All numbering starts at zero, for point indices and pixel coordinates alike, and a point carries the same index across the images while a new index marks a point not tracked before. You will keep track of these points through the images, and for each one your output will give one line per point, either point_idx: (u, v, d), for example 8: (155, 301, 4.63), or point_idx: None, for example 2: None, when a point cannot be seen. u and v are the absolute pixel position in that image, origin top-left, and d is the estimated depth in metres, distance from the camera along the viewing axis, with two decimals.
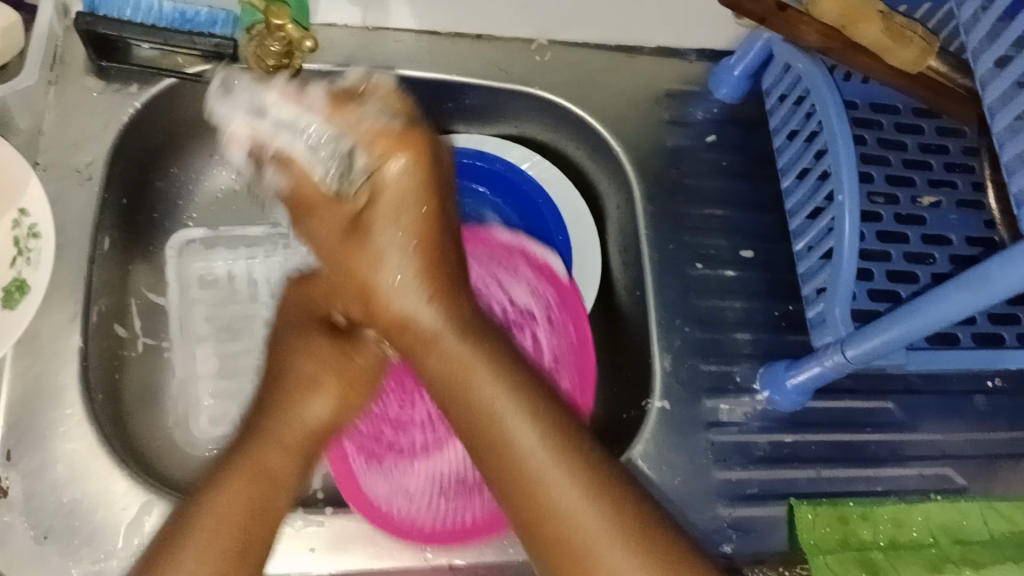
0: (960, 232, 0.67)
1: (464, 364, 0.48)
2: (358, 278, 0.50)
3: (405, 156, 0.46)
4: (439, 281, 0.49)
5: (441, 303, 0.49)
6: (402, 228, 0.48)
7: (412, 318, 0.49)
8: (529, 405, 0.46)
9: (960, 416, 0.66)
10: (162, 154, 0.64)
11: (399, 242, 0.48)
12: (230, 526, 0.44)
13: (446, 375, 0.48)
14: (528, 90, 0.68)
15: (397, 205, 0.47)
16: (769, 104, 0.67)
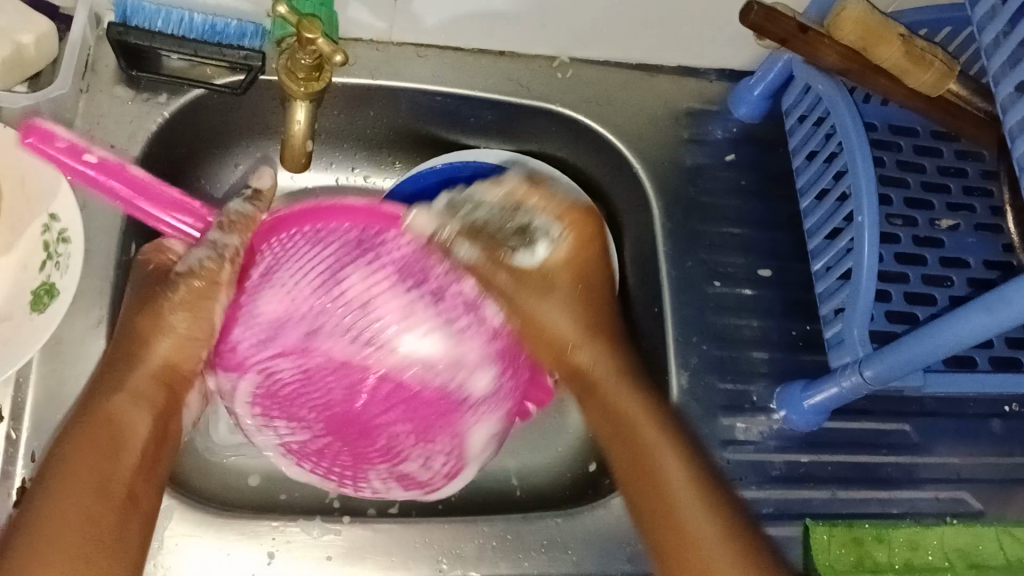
0: (978, 256, 0.67)
1: (630, 413, 0.59)
2: (537, 325, 0.61)
3: (570, 233, 0.62)
4: (598, 327, 0.63)
5: (602, 344, 0.62)
6: (558, 284, 0.63)
7: (591, 373, 0.62)
8: (678, 447, 0.57)
9: (977, 440, 0.65)
10: (187, 165, 0.66)
11: (569, 293, 0.63)
12: (86, 471, 0.48)
13: (624, 436, 0.59)
14: (548, 106, 0.68)
15: (554, 270, 0.62)
16: (788, 124, 0.67)
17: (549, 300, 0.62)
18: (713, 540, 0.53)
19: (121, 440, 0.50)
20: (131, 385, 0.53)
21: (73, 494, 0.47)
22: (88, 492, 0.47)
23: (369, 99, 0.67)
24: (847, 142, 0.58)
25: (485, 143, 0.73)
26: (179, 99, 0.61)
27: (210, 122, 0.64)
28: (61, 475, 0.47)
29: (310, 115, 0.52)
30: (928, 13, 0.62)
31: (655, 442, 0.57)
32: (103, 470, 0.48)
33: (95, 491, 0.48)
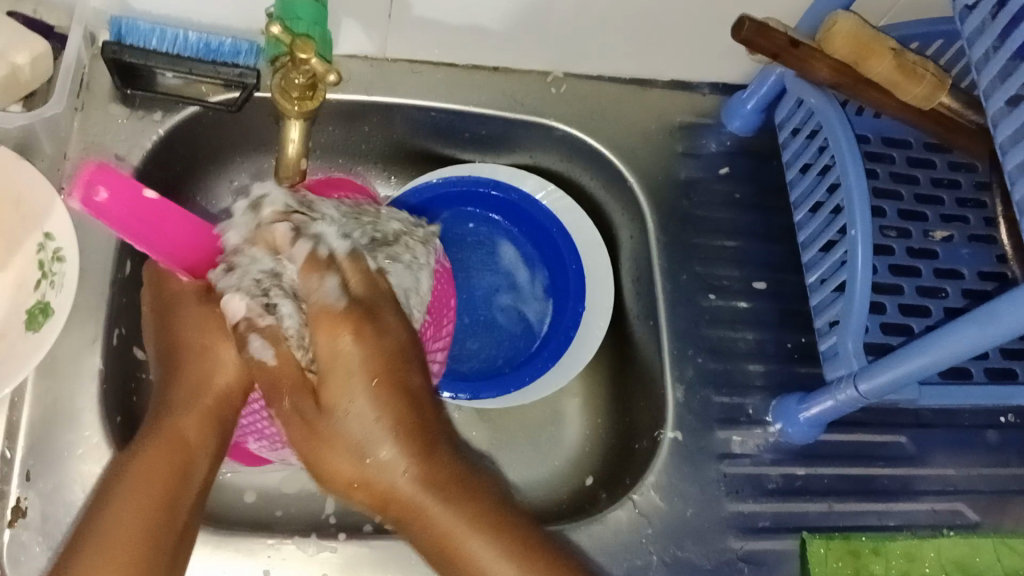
0: (972, 267, 0.68)
1: (454, 535, 0.49)
2: (335, 470, 0.47)
3: (349, 335, 0.46)
4: (417, 438, 0.48)
5: (404, 446, 0.47)
6: (365, 403, 0.46)
7: (394, 486, 0.48)
8: (498, 534, 0.50)
9: (973, 451, 0.65)
10: (183, 181, 0.66)
11: (366, 415, 0.46)
12: (144, 502, 0.47)
13: (431, 545, 0.50)
14: (542, 121, 0.69)
15: (350, 368, 0.46)
16: (781, 137, 0.68)
17: (355, 447, 0.46)
18: None
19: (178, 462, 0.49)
20: (200, 404, 0.51)
21: (131, 518, 0.47)
22: (141, 520, 0.47)
23: (363, 115, 0.67)
24: (840, 155, 0.58)
25: (479, 157, 0.74)
26: (175, 116, 0.61)
27: (205, 138, 0.64)
28: (123, 501, 0.47)
29: (304, 133, 0.52)
30: (918, 27, 0.62)
31: (444, 521, 0.49)
32: (163, 497, 0.48)
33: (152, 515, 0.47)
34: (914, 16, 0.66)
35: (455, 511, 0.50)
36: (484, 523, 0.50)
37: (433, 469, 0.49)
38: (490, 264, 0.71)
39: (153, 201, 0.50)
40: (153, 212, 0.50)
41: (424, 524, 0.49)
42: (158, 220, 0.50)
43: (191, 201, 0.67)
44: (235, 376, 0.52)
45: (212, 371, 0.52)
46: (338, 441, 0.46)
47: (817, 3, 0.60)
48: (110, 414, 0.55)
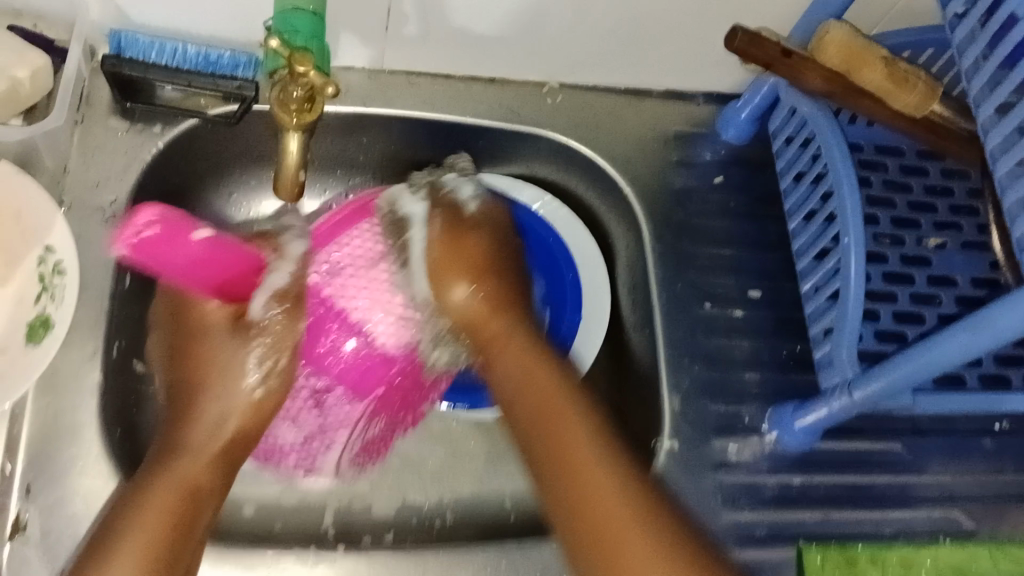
0: (966, 273, 0.68)
1: (553, 394, 0.56)
2: (435, 294, 0.60)
3: (469, 286, 0.60)
4: (495, 296, 0.60)
5: (483, 294, 0.59)
6: (480, 294, 0.60)
7: (466, 305, 0.59)
8: (608, 450, 0.53)
9: (968, 457, 0.66)
10: (182, 193, 0.66)
11: (509, 329, 0.59)
12: (160, 529, 0.46)
13: (518, 387, 0.57)
14: (539, 131, 0.69)
15: (473, 301, 0.59)
16: (775, 147, 0.68)
17: (450, 282, 0.60)
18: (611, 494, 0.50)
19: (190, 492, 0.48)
20: (210, 449, 0.51)
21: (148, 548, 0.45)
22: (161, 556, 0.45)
23: (362, 126, 0.68)
24: (832, 164, 0.59)
25: (477, 168, 0.74)
26: (174, 129, 0.62)
27: (203, 151, 0.65)
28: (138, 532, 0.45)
29: (303, 145, 0.52)
30: (909, 36, 0.63)
31: (572, 437, 0.53)
32: (180, 536, 0.46)
33: (172, 545, 0.46)
34: (905, 25, 0.67)
35: (600, 451, 0.53)
36: (614, 459, 0.52)
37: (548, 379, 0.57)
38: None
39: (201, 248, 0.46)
40: (198, 260, 0.46)
41: (530, 413, 0.56)
42: (208, 260, 0.47)
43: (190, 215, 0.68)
44: (250, 407, 0.53)
45: (230, 404, 0.52)
46: (495, 364, 0.59)
47: (808, 15, 0.61)
48: (110, 427, 0.55)
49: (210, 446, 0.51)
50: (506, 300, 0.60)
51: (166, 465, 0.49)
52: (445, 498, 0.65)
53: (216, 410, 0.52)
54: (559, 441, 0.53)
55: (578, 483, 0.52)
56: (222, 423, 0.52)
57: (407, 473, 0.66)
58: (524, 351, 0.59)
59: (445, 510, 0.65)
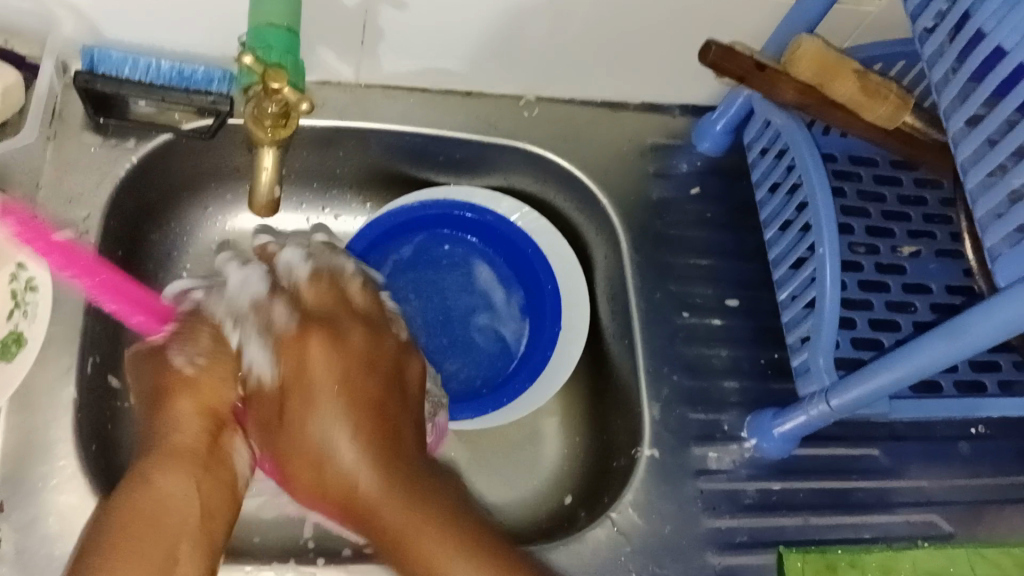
0: (940, 281, 0.69)
1: (402, 535, 0.49)
2: (299, 388, 0.52)
3: (316, 348, 0.53)
4: (377, 436, 0.51)
5: (363, 440, 0.51)
6: (341, 421, 0.51)
7: (333, 454, 0.50)
8: (452, 542, 0.49)
9: (945, 463, 0.66)
10: (157, 208, 0.66)
11: (337, 420, 0.51)
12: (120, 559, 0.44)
13: (389, 537, 0.49)
14: (517, 144, 0.69)
15: (308, 394, 0.52)
16: (751, 157, 0.69)
17: (330, 435, 0.50)
18: None
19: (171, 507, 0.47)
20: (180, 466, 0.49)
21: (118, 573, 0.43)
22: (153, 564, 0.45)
23: (339, 140, 0.68)
24: (807, 175, 0.59)
25: (455, 180, 0.74)
26: (148, 144, 0.61)
27: (177, 166, 0.64)
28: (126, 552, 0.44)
29: (277, 160, 0.48)
30: (881, 48, 0.63)
31: (433, 549, 0.48)
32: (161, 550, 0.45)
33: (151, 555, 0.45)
34: (877, 37, 0.67)
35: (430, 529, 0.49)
36: (461, 543, 0.49)
37: (394, 475, 0.50)
38: (467, 286, 0.72)
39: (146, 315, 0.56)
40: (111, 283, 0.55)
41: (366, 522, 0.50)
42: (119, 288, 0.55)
43: (166, 229, 0.67)
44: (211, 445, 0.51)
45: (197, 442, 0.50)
46: (305, 449, 0.51)
47: (782, 27, 0.61)
48: (84, 444, 0.54)
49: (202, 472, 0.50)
50: (375, 436, 0.51)
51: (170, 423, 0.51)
52: None
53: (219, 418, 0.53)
54: (411, 552, 0.49)
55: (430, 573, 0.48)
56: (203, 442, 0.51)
57: None
58: (410, 496, 0.50)
59: None
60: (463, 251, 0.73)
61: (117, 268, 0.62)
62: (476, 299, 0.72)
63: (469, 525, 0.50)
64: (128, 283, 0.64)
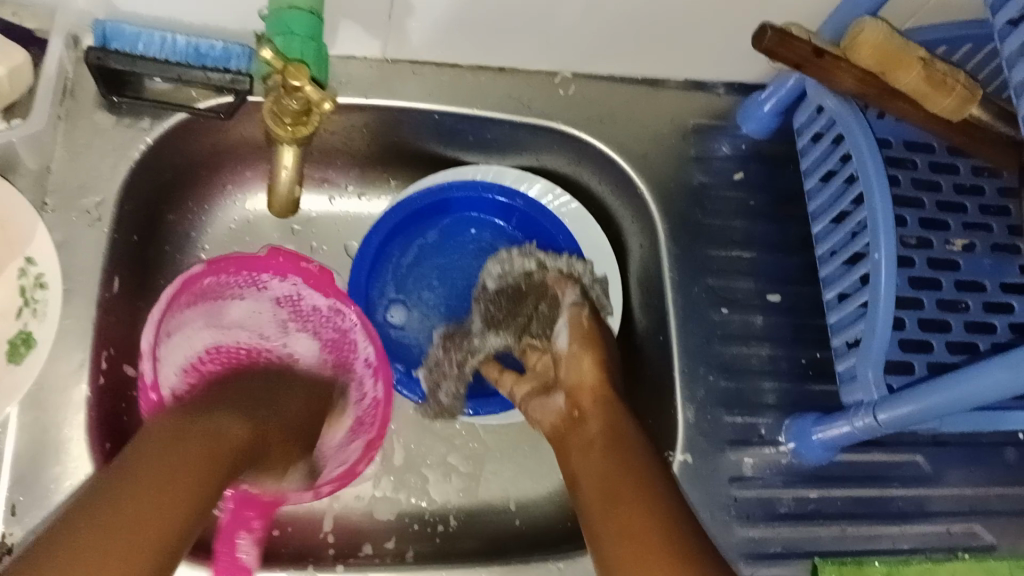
0: (994, 278, 0.65)
1: (625, 465, 0.48)
2: (591, 342, 0.58)
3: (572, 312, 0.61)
4: (594, 346, 0.58)
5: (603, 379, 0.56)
6: (584, 353, 0.58)
7: (583, 377, 0.56)
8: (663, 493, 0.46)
9: (990, 470, 0.64)
10: (175, 187, 0.63)
11: (575, 351, 0.58)
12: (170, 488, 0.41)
13: (607, 482, 0.48)
14: (553, 125, 0.65)
15: (584, 336, 0.59)
16: (800, 144, 0.65)
17: (575, 358, 0.58)
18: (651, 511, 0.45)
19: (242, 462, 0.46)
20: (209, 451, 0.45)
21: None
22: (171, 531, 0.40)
23: (363, 119, 0.64)
24: (864, 172, 0.55)
25: (485, 159, 0.71)
26: (163, 124, 0.58)
27: (194, 145, 0.61)
28: (98, 524, 0.38)
29: (298, 160, 0.45)
30: (948, 31, 0.58)
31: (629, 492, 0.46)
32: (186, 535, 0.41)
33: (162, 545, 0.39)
34: (943, 17, 0.62)
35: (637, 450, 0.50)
36: (630, 479, 0.47)
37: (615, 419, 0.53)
38: None
39: (314, 273, 0.63)
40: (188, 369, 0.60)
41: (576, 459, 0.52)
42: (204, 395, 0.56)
43: (183, 209, 0.65)
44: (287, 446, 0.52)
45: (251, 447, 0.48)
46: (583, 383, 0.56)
47: (841, 9, 0.57)
48: (98, 444, 0.52)
49: (252, 425, 0.49)
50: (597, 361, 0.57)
51: (210, 425, 0.46)
52: (450, 501, 0.64)
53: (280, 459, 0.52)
54: (608, 486, 0.48)
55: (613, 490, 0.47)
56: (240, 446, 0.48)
57: (410, 476, 0.65)
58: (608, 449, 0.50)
59: (449, 515, 0.64)
60: (491, 236, 0.70)
61: (132, 254, 0.59)
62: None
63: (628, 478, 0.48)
64: (145, 268, 0.62)
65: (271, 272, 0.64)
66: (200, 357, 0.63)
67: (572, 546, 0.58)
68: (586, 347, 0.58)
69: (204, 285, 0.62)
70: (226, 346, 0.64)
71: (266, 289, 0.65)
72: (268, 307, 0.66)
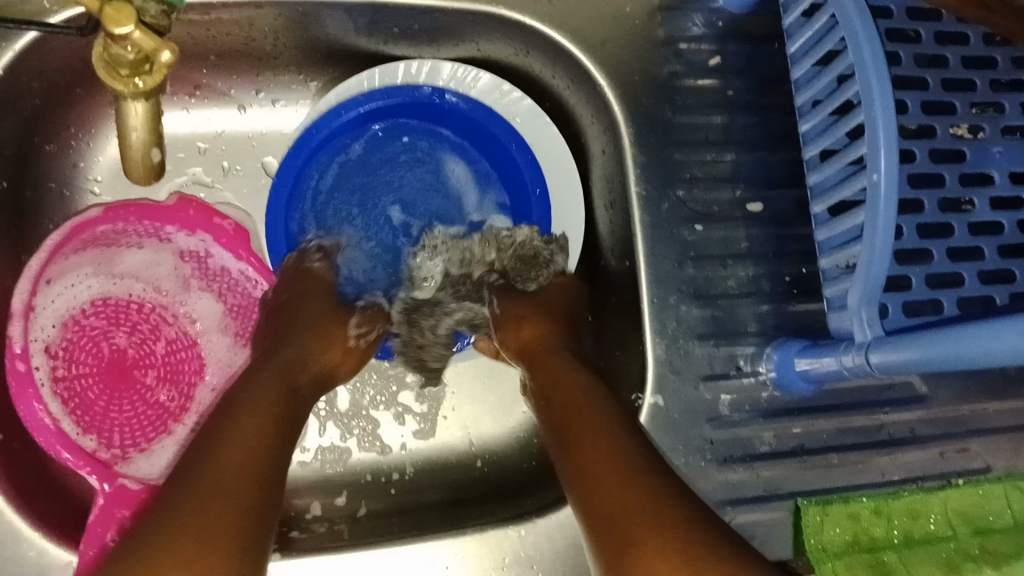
0: (1005, 170, 0.57)
1: (596, 421, 0.45)
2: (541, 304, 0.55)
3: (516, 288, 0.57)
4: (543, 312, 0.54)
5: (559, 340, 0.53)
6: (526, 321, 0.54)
7: (541, 339, 0.53)
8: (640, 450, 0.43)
9: (990, 384, 0.58)
10: (46, 116, 0.52)
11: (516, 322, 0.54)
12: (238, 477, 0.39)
13: (583, 444, 0.44)
14: (494, 11, 0.55)
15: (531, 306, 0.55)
16: (787, 22, 0.55)
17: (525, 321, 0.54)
18: (631, 465, 0.41)
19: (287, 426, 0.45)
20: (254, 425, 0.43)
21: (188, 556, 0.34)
22: (252, 480, 0.39)
23: (262, 17, 0.53)
24: (861, 71, 0.46)
25: (418, 52, 0.60)
26: (12, 47, 0.47)
27: (59, 66, 0.50)
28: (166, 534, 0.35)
29: (149, 116, 0.37)
30: None
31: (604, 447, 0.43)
32: (275, 480, 0.41)
33: (254, 498, 0.38)
34: None
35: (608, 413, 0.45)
36: (603, 436, 0.44)
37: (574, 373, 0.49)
38: (434, 184, 0.62)
39: (229, 231, 0.56)
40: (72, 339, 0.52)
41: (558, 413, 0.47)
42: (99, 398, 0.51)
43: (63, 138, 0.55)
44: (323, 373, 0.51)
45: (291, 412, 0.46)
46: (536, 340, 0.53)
47: None
48: None
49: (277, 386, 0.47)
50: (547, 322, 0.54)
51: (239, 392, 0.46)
52: (404, 448, 0.59)
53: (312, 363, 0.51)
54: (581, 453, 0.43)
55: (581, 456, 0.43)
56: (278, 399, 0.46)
57: (357, 422, 0.59)
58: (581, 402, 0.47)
59: (405, 464, 0.59)
60: (428, 143, 0.62)
61: None
62: (439, 205, 0.62)
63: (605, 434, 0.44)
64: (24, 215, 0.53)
65: (178, 224, 0.56)
66: (83, 310, 0.53)
67: (532, 503, 0.53)
68: (527, 314, 0.54)
69: (99, 232, 0.53)
70: (114, 300, 0.54)
71: (169, 241, 0.56)
72: (170, 260, 0.56)
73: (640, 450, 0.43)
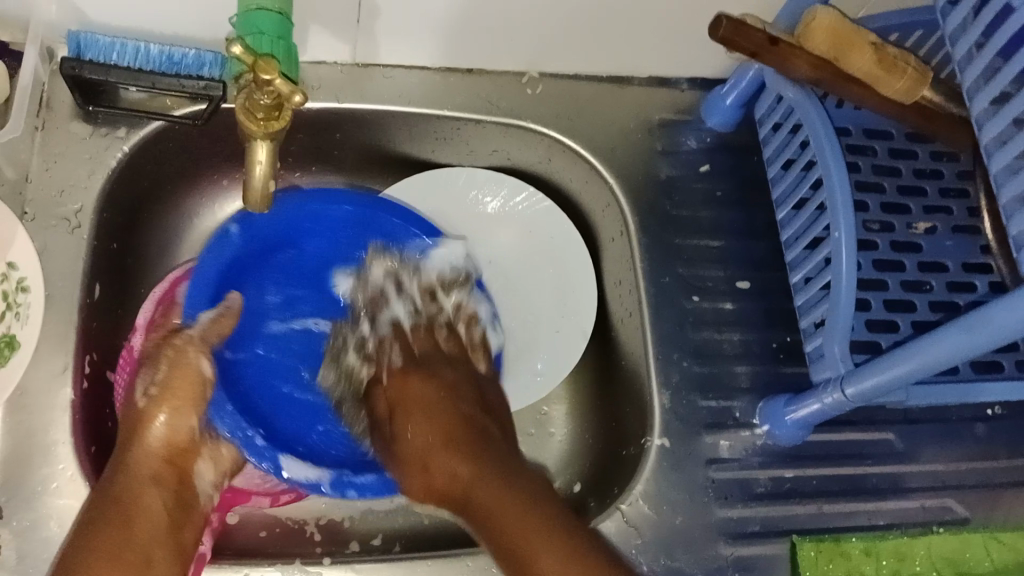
0: (956, 258, 0.67)
1: (522, 528, 0.51)
2: (421, 404, 0.63)
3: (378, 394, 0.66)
4: (451, 431, 0.60)
5: (450, 439, 0.59)
6: (426, 429, 0.60)
7: (424, 443, 0.59)
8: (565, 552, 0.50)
9: (962, 445, 0.65)
10: (153, 195, 0.63)
11: (419, 426, 0.61)
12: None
13: (507, 541, 0.51)
14: (524, 124, 0.67)
15: (422, 398, 0.63)
16: (763, 134, 0.67)
17: (410, 414, 0.62)
18: None
19: (149, 514, 0.51)
20: (131, 530, 0.50)
21: None
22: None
23: (335, 123, 0.66)
24: (821, 155, 0.57)
25: (458, 160, 0.72)
26: (139, 132, 0.59)
27: (169, 154, 0.62)
28: None
29: (270, 155, 0.49)
30: (898, 19, 0.60)
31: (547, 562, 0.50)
32: (150, 562, 0.50)
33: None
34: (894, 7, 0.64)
35: (537, 512, 0.52)
36: (552, 534, 0.51)
37: (485, 464, 0.57)
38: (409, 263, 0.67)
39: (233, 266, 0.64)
40: None
41: (478, 507, 0.54)
42: None
43: (160, 216, 0.65)
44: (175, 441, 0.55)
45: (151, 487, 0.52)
46: (415, 418, 0.61)
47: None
48: (84, 444, 0.53)
49: (121, 476, 0.52)
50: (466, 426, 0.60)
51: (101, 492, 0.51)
52: None
53: (134, 449, 0.53)
54: (525, 560, 0.50)
55: (529, 553, 0.50)
56: (144, 490, 0.52)
57: None
58: (500, 487, 0.54)
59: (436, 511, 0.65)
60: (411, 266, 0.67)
61: (112, 261, 0.60)
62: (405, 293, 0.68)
63: (541, 515, 0.52)
64: (125, 275, 0.63)
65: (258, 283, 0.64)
66: None
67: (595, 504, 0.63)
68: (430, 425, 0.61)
69: None
70: None
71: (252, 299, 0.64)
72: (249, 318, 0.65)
73: (574, 538, 0.51)
